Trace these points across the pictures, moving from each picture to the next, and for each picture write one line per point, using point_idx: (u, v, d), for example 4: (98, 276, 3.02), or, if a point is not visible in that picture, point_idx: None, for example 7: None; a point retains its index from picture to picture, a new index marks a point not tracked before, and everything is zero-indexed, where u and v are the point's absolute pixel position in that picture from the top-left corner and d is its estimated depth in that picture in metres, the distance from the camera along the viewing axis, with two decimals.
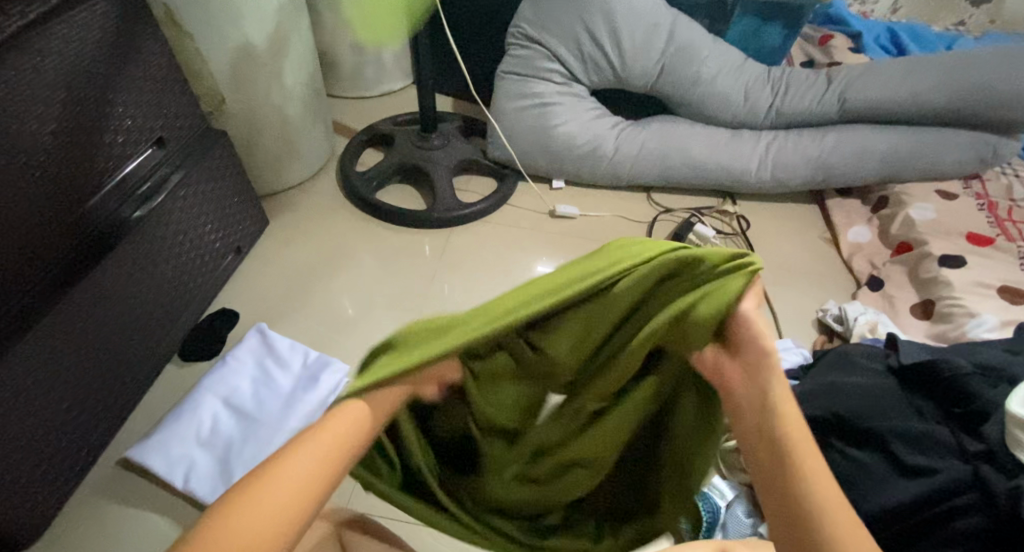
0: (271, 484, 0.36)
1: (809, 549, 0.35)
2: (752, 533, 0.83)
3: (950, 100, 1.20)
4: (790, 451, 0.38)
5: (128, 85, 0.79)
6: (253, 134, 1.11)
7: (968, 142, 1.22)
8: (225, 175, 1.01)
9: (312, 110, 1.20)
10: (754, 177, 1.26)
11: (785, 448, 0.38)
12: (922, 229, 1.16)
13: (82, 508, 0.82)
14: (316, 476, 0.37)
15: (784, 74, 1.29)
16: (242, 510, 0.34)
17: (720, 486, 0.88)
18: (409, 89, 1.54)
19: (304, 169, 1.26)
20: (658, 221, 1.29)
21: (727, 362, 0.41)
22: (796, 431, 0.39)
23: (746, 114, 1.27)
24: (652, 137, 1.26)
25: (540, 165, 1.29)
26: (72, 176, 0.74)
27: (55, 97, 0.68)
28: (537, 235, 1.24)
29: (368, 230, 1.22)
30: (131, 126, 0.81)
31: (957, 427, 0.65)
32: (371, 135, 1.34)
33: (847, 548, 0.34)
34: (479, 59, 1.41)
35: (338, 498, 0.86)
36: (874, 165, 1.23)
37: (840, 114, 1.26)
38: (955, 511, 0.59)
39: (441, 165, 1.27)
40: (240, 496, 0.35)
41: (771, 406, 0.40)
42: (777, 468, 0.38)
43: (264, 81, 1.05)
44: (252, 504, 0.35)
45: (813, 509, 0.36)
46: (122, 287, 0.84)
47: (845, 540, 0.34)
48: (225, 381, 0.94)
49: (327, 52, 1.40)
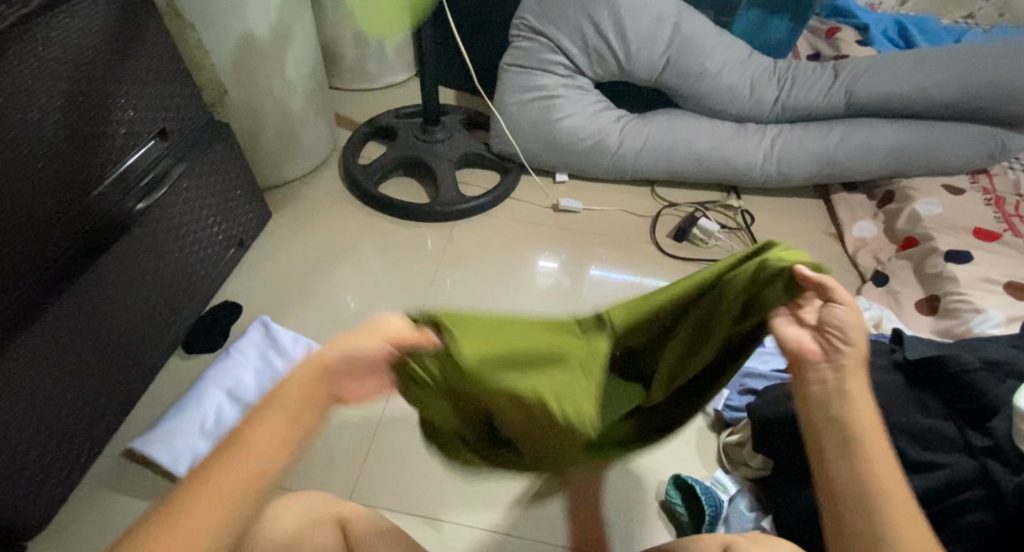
0: (224, 481, 0.40)
1: (857, 502, 0.44)
2: (754, 527, 0.83)
3: (956, 93, 1.20)
4: (864, 451, 0.45)
5: (131, 76, 0.79)
6: (256, 126, 1.11)
7: (976, 136, 1.21)
8: (227, 167, 1.01)
9: (315, 103, 1.20)
10: (759, 172, 1.26)
11: (859, 442, 0.45)
12: (928, 224, 1.15)
13: (87, 499, 0.82)
14: (266, 463, 0.41)
15: (791, 68, 1.28)
16: (174, 524, 0.38)
17: (722, 480, 0.89)
18: (411, 81, 1.53)
19: (307, 161, 1.25)
20: (662, 215, 1.29)
21: (813, 350, 0.48)
22: (867, 425, 0.46)
23: (752, 108, 1.27)
24: (657, 130, 1.25)
25: (544, 158, 1.29)
26: (76, 168, 0.73)
27: (57, 87, 0.68)
28: (540, 229, 1.24)
29: (371, 223, 1.21)
30: (135, 118, 0.81)
31: (963, 422, 0.65)
32: (374, 128, 1.33)
33: (887, 508, 0.43)
34: (483, 51, 1.40)
35: (342, 491, 0.86)
36: (881, 159, 1.22)
37: (846, 108, 1.25)
38: (958, 508, 0.60)
39: (445, 159, 1.26)
40: (195, 498, 0.39)
41: (844, 391, 0.46)
42: (838, 437, 0.46)
43: (266, 73, 1.04)
44: (182, 518, 0.38)
45: (866, 477, 0.44)
46: (122, 280, 0.83)
47: (886, 503, 0.43)
48: (228, 374, 0.94)
49: (330, 43, 1.40)
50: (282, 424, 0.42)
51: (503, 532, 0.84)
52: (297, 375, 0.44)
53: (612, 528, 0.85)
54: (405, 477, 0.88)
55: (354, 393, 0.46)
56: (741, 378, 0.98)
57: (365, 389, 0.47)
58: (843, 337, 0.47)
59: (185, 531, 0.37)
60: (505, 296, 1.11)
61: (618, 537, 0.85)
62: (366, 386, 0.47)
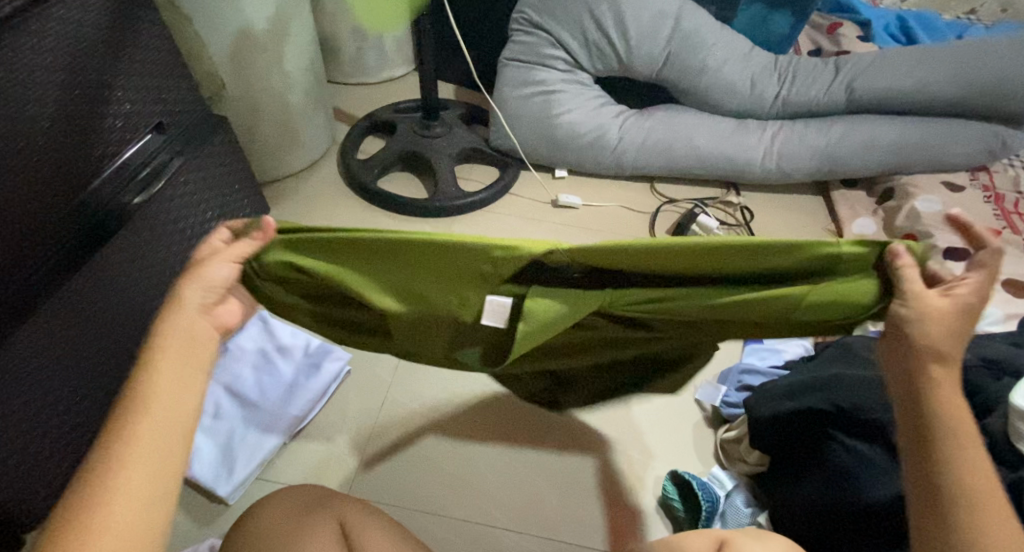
0: (145, 430, 0.40)
1: (930, 486, 0.43)
2: (750, 523, 0.83)
3: (957, 90, 1.19)
4: (952, 442, 0.43)
5: (128, 68, 0.78)
6: (254, 120, 1.10)
7: (976, 132, 1.21)
8: (225, 160, 1.00)
9: (314, 97, 1.20)
10: (759, 168, 1.26)
11: (945, 430, 0.43)
12: (927, 221, 1.15)
13: None
14: (191, 396, 0.43)
15: (792, 63, 1.27)
16: (121, 477, 0.38)
17: (718, 476, 0.89)
18: (410, 75, 1.52)
19: (306, 156, 1.25)
20: (661, 211, 1.29)
21: (901, 337, 0.45)
22: (961, 414, 0.43)
23: (752, 104, 1.26)
24: (657, 127, 1.25)
25: (544, 154, 1.28)
26: (74, 161, 0.73)
27: (54, 79, 0.68)
28: (539, 225, 1.24)
29: (370, 218, 1.21)
30: (131, 111, 0.80)
31: None
32: (372, 123, 1.33)
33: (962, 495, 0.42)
34: (483, 46, 1.39)
35: (340, 485, 0.86)
36: (881, 156, 1.22)
37: (847, 104, 1.24)
38: None
39: (444, 154, 1.26)
40: (123, 453, 0.39)
41: (923, 378, 0.44)
42: (915, 421, 0.44)
43: (265, 66, 1.04)
44: (128, 471, 0.39)
45: (946, 463, 0.43)
46: (119, 274, 0.83)
47: (963, 489, 0.42)
48: (227, 368, 0.94)
49: (329, 37, 1.39)
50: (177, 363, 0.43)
51: (500, 526, 0.84)
52: (174, 324, 0.44)
53: (612, 521, 0.86)
54: (404, 471, 0.88)
55: (226, 317, 0.48)
56: (738, 374, 0.99)
57: (236, 310, 0.49)
58: (921, 331, 0.43)
59: (130, 480, 0.38)
60: None
61: (615, 532, 0.85)
62: (229, 307, 0.49)
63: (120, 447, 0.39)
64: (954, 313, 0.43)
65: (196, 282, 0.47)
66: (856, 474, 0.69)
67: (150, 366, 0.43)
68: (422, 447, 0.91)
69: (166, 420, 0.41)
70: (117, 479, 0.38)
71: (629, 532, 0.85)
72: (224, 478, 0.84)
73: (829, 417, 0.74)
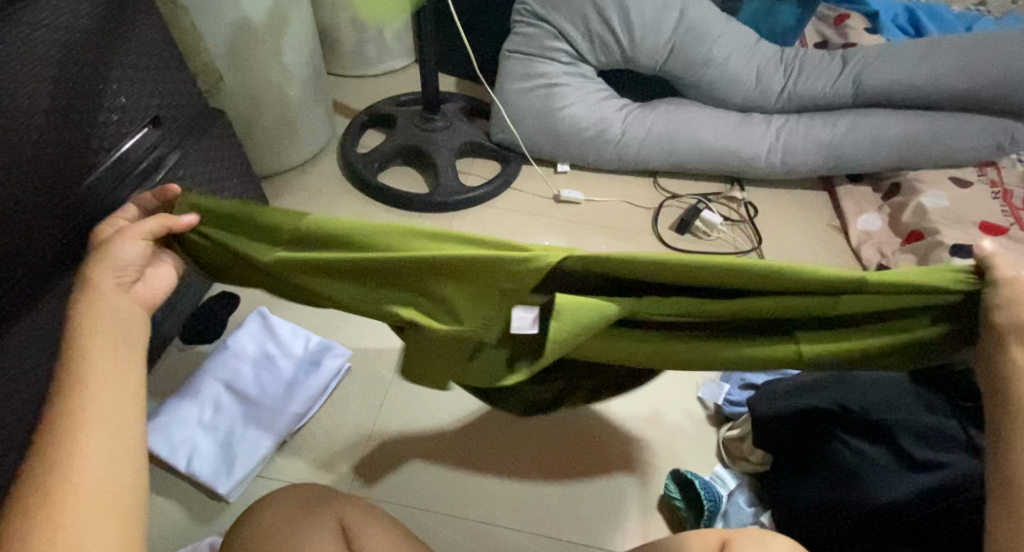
0: (95, 392, 0.43)
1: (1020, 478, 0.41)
2: (753, 523, 0.82)
3: (966, 83, 1.18)
4: None
5: (123, 61, 0.77)
6: (253, 113, 1.09)
7: (984, 128, 1.20)
8: (223, 154, 0.99)
9: (313, 90, 1.18)
10: (764, 163, 1.24)
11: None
12: (934, 217, 1.14)
13: None
14: (129, 364, 0.46)
15: (798, 55, 1.25)
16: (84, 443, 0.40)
17: (720, 474, 0.88)
18: (411, 68, 1.50)
19: (305, 150, 1.23)
20: (664, 207, 1.28)
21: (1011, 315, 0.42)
22: None
23: (757, 97, 1.24)
24: (660, 120, 1.23)
25: (545, 148, 1.27)
26: (68, 157, 0.72)
27: (46, 72, 0.66)
28: (541, 220, 1.23)
29: (370, 213, 1.20)
30: (127, 104, 0.79)
31: (966, 420, 0.62)
32: (372, 116, 1.31)
33: None
34: (484, 37, 1.37)
35: (341, 484, 0.85)
36: (888, 151, 1.20)
37: (854, 98, 1.23)
38: (960, 507, 0.58)
39: (444, 148, 1.24)
40: (76, 418, 0.41)
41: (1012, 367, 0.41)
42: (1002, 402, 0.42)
43: (262, 58, 1.02)
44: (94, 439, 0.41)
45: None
46: None
47: None
48: (227, 365, 0.93)
49: (328, 29, 1.37)
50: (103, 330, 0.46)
51: (501, 525, 0.83)
52: (96, 307, 0.47)
53: (615, 519, 0.85)
54: (403, 469, 0.87)
55: (148, 292, 0.52)
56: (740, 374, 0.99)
57: (157, 284, 0.53)
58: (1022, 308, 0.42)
59: (92, 441, 0.41)
60: None
61: (617, 530, 0.84)
62: (156, 277, 0.54)
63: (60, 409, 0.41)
64: None
65: (108, 264, 0.50)
66: (861, 475, 0.68)
67: (78, 339, 0.45)
68: (421, 446, 0.90)
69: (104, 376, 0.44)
70: (71, 435, 0.40)
71: (632, 530, 0.84)
72: (224, 477, 0.83)
73: (835, 417, 0.72)
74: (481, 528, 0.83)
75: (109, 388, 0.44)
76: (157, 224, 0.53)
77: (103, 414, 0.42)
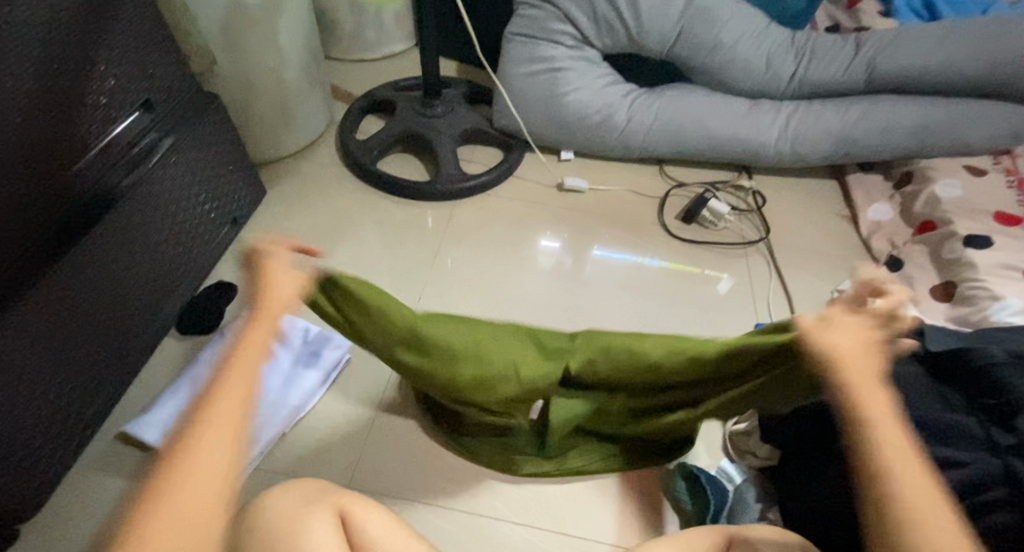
0: (210, 424, 0.44)
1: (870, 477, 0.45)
2: (760, 519, 0.79)
3: (982, 68, 1.15)
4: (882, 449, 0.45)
5: (112, 42, 0.74)
6: (249, 98, 1.06)
7: (1000, 114, 1.17)
8: (217, 140, 0.96)
9: (310, 74, 1.15)
10: (772, 151, 1.22)
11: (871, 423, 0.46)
12: (947, 207, 1.11)
13: (81, 483, 0.79)
14: (241, 393, 0.46)
15: (810, 39, 1.21)
16: (188, 465, 0.41)
17: (727, 470, 0.85)
18: (411, 52, 1.47)
19: (303, 136, 1.21)
20: (670, 196, 1.25)
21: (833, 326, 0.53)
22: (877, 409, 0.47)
23: (767, 82, 1.21)
24: (668, 106, 1.20)
25: (549, 134, 1.24)
26: (54, 141, 0.69)
27: (30, 52, 0.63)
28: (545, 208, 1.20)
29: (370, 201, 1.17)
30: (116, 86, 0.76)
31: (988, 420, 0.60)
32: (372, 101, 1.28)
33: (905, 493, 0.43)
34: (486, 20, 1.34)
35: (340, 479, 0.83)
36: (902, 138, 1.17)
37: (867, 83, 1.19)
38: (982, 508, 0.56)
39: (445, 134, 1.21)
40: (193, 443, 0.43)
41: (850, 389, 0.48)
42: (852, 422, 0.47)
43: (258, 40, 0.99)
44: (192, 464, 0.42)
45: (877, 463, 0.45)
46: (109, 260, 0.80)
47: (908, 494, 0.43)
48: (224, 356, 0.91)
49: (326, 11, 1.34)
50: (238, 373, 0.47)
51: (505, 520, 0.81)
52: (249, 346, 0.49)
53: (618, 514, 0.83)
54: (404, 463, 0.85)
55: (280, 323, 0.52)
56: None
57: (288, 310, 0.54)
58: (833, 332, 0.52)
59: (200, 458, 0.42)
60: (508, 277, 1.08)
61: (622, 525, 0.82)
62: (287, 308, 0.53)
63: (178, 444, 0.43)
64: (857, 338, 0.51)
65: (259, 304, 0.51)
66: None
67: (220, 376, 0.46)
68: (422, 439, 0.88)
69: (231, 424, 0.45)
70: (186, 459, 0.42)
71: (638, 526, 0.82)
72: None
73: None
74: (485, 523, 0.81)
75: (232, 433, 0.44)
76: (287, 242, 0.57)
77: (209, 468, 0.42)
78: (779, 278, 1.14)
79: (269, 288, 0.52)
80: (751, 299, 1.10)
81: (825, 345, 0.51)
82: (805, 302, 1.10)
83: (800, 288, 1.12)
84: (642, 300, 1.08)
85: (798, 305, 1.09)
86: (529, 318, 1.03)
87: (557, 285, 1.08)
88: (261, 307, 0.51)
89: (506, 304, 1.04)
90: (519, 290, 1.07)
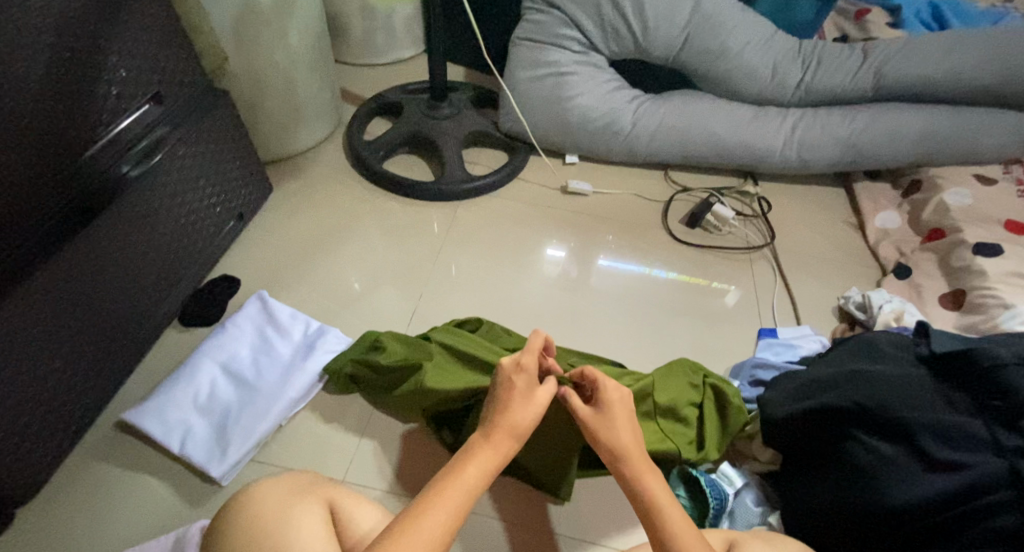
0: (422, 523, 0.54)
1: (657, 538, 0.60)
2: (760, 524, 0.78)
3: (992, 76, 1.15)
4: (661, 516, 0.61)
5: (123, 34, 0.76)
6: (258, 97, 1.08)
7: (1011, 123, 1.17)
8: (224, 136, 0.98)
9: (320, 74, 1.17)
10: (778, 157, 1.22)
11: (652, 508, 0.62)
12: (956, 215, 1.10)
13: (77, 471, 0.80)
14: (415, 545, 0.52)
15: (817, 48, 1.21)
16: (404, 540, 0.52)
17: (728, 472, 0.82)
18: (419, 57, 1.49)
19: (311, 136, 1.23)
20: (674, 201, 1.25)
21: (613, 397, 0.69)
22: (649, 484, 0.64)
23: (774, 89, 1.21)
24: (673, 112, 1.21)
25: (553, 138, 1.24)
26: (63, 129, 0.71)
27: (43, 40, 0.66)
28: (550, 211, 1.20)
29: (376, 200, 1.19)
30: (127, 78, 0.79)
31: (992, 421, 0.59)
32: (379, 103, 1.30)
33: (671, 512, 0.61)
34: (493, 26, 1.36)
35: (336, 472, 0.82)
36: (908, 148, 1.18)
37: (874, 91, 1.20)
38: (986, 510, 0.56)
39: (451, 136, 1.22)
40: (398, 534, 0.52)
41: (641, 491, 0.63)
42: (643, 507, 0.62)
43: (270, 41, 1.02)
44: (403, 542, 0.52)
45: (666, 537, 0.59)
46: (113, 245, 0.81)
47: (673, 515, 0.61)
48: (224, 347, 0.91)
49: (337, 16, 1.37)
50: (490, 460, 0.61)
51: (493, 516, 0.81)
52: (469, 470, 0.60)
53: (620, 520, 0.82)
54: (398, 456, 0.85)
55: (518, 423, 0.64)
56: (751, 369, 0.94)
57: (521, 417, 0.65)
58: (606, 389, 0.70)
59: None
60: (508, 277, 1.08)
61: (616, 521, 0.82)
62: (521, 415, 0.65)
63: (446, 477, 0.59)
64: (624, 403, 0.70)
65: (511, 404, 0.65)
66: (876, 475, 0.65)
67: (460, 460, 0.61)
68: (418, 436, 0.87)
69: (487, 478, 0.61)
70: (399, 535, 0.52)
71: (620, 520, 0.82)
72: (217, 459, 0.80)
73: (850, 415, 0.68)
74: (479, 521, 0.80)
75: (473, 499, 0.58)
76: (529, 355, 0.69)
77: (444, 516, 0.55)
78: (784, 284, 1.13)
79: (511, 405, 0.65)
80: (755, 303, 1.09)
81: (616, 437, 0.66)
82: (810, 308, 1.09)
83: (805, 294, 1.11)
84: (646, 305, 1.07)
85: (804, 311, 1.08)
86: (529, 320, 1.02)
87: (558, 287, 1.08)
88: (505, 414, 0.65)
89: (508, 304, 1.04)
90: (521, 292, 1.06)
